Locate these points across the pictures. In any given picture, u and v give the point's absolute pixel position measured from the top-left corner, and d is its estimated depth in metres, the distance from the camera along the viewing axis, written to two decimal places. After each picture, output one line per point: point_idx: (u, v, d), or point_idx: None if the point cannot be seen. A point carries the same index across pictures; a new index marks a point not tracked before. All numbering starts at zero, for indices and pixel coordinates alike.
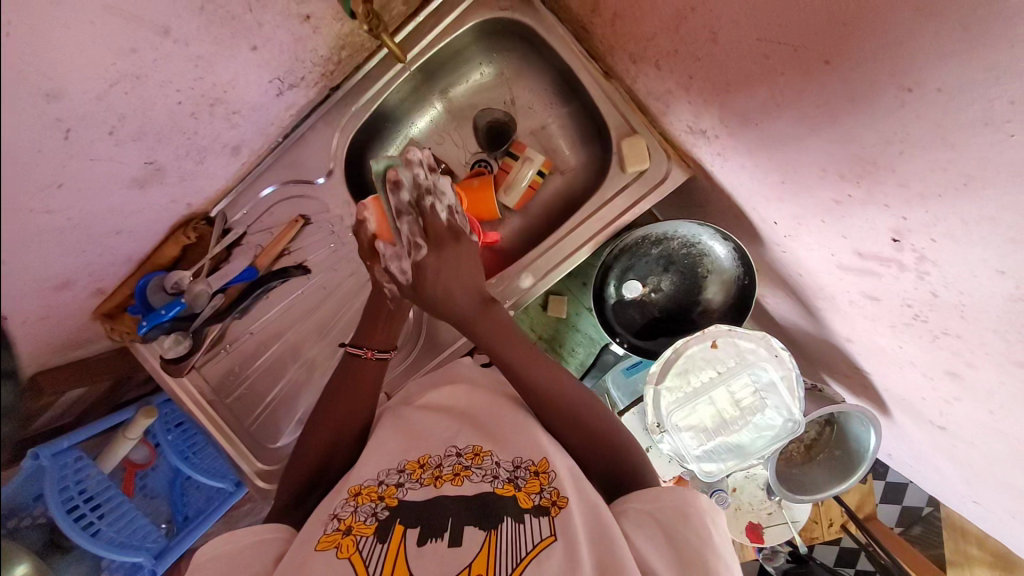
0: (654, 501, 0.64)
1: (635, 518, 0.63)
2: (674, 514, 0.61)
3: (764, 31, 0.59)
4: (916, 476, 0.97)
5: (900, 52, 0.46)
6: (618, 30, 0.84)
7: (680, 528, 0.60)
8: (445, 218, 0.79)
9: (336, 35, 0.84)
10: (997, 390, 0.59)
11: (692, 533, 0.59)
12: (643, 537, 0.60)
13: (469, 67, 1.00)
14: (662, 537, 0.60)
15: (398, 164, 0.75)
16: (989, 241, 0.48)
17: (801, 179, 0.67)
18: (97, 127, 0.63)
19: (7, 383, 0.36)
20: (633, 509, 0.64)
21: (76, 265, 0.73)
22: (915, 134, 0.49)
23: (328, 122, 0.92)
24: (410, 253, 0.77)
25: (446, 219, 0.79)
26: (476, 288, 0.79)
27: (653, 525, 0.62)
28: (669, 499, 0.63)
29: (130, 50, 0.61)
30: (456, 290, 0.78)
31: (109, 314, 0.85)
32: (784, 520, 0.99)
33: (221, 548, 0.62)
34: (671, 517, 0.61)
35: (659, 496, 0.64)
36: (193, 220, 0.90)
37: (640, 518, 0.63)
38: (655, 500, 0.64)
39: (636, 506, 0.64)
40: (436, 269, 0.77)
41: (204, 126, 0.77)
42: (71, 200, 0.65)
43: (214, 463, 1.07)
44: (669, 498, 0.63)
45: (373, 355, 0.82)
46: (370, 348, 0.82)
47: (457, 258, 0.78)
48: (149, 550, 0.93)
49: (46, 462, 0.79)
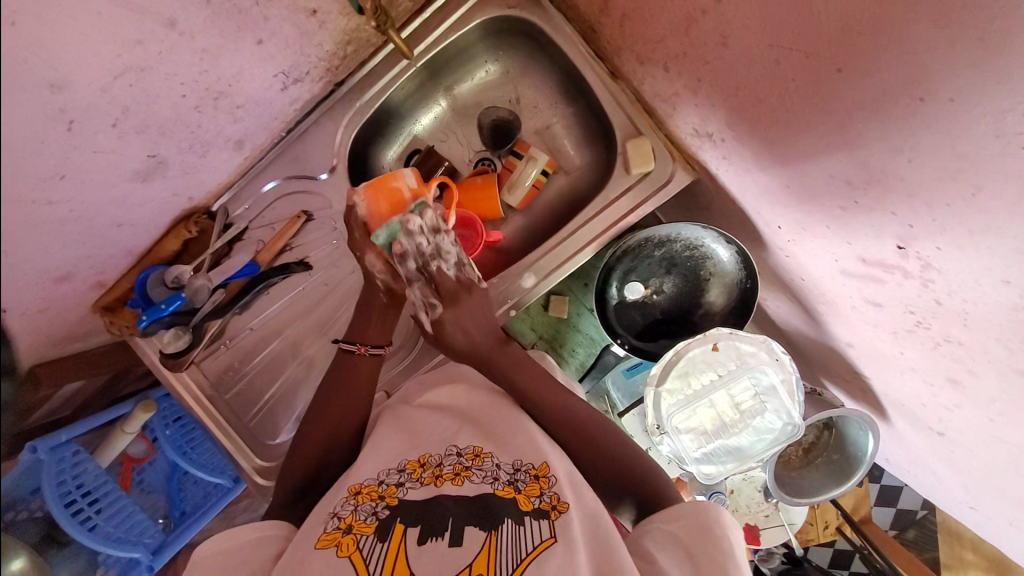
0: (676, 518, 0.63)
1: (660, 537, 0.63)
2: (694, 530, 0.61)
3: (775, 36, 0.59)
4: (913, 481, 0.97)
5: (913, 60, 0.46)
6: (625, 30, 0.84)
7: (703, 545, 0.59)
8: (454, 275, 0.78)
9: (341, 30, 0.84)
10: (999, 398, 0.60)
11: (713, 550, 0.59)
12: (667, 556, 0.60)
13: (474, 65, 0.99)
14: (685, 556, 0.60)
15: (398, 236, 0.74)
16: (995, 250, 0.48)
17: (808, 185, 0.67)
18: (100, 119, 0.62)
19: (12, 380, 0.36)
20: (658, 527, 0.64)
21: (77, 257, 0.72)
22: (925, 143, 0.49)
23: (332, 117, 0.92)
24: (426, 310, 0.79)
25: (454, 277, 0.78)
26: (492, 326, 0.81)
27: (677, 544, 0.61)
28: (690, 516, 0.62)
29: (135, 42, 0.60)
30: (473, 332, 0.80)
31: (108, 307, 0.84)
32: (781, 522, 1.00)
33: (220, 545, 0.61)
34: (692, 534, 0.61)
35: (680, 513, 0.63)
36: (195, 214, 0.89)
37: (664, 537, 0.63)
38: (677, 517, 0.63)
39: (661, 525, 0.64)
40: (454, 322, 0.79)
41: (207, 120, 0.77)
42: (73, 193, 0.65)
43: (212, 458, 1.06)
44: (690, 514, 0.63)
45: (367, 351, 0.81)
46: (363, 345, 0.81)
47: (472, 310, 0.80)
48: (147, 546, 0.93)
49: (43, 455, 0.80)
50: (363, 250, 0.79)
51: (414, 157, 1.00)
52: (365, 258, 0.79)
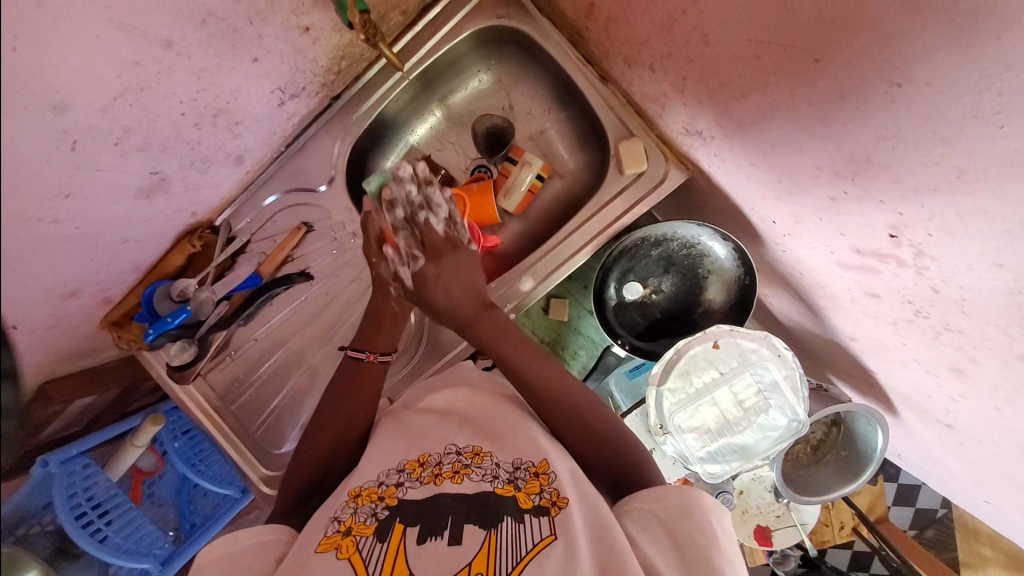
0: (658, 501, 0.63)
1: (638, 518, 0.63)
2: (678, 513, 0.61)
3: (754, 31, 0.59)
4: (927, 477, 0.95)
5: (886, 45, 0.46)
6: (612, 34, 0.85)
7: (685, 527, 0.59)
8: (442, 230, 0.82)
9: (335, 46, 0.86)
10: (1002, 385, 0.59)
11: (696, 532, 0.59)
12: (646, 537, 0.60)
13: (467, 75, 1.01)
14: (666, 537, 0.60)
15: (388, 181, 0.81)
16: (985, 233, 0.48)
17: (797, 177, 0.67)
18: (102, 138, 0.65)
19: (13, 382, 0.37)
20: (636, 509, 0.64)
21: (84, 273, 0.74)
22: (906, 127, 0.49)
23: (329, 131, 0.93)
24: (409, 263, 0.80)
25: (443, 233, 0.82)
26: (476, 292, 0.81)
27: (657, 525, 0.61)
28: (673, 498, 0.62)
29: (134, 63, 0.63)
30: (456, 291, 0.79)
31: (117, 322, 0.87)
32: (794, 522, 0.99)
33: (223, 550, 0.62)
34: (675, 517, 0.61)
35: (663, 496, 0.63)
36: (199, 229, 0.91)
37: (643, 518, 0.62)
38: (659, 500, 0.63)
39: (639, 506, 0.64)
40: (437, 279, 0.79)
41: (207, 137, 0.79)
42: (79, 210, 0.67)
43: (220, 469, 1.09)
44: (673, 497, 0.63)
45: (375, 359, 0.82)
46: (372, 352, 0.82)
47: (456, 264, 0.81)
48: (157, 556, 0.94)
49: (54, 468, 0.81)
50: (377, 254, 0.82)
51: (411, 166, 1.02)
52: (379, 261, 0.82)
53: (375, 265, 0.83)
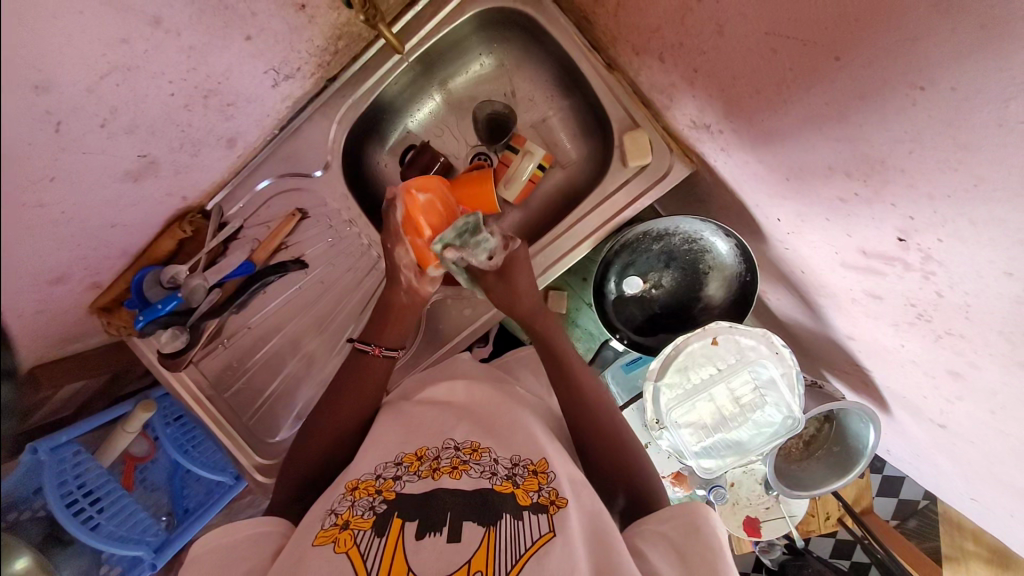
0: (667, 520, 0.63)
1: (649, 538, 0.63)
2: (684, 530, 0.61)
3: (771, 24, 0.58)
4: (914, 473, 0.97)
5: (908, 47, 0.45)
6: (621, 20, 0.83)
7: (694, 544, 0.60)
8: (503, 248, 0.82)
9: (332, 25, 0.83)
10: (1000, 390, 0.58)
11: (703, 549, 0.59)
12: (656, 554, 0.60)
13: (468, 58, 0.99)
14: (675, 554, 0.60)
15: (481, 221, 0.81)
16: (997, 241, 0.47)
17: (807, 177, 0.66)
18: (88, 120, 0.61)
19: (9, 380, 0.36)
20: (647, 529, 0.64)
21: (71, 259, 0.72)
22: (927, 133, 0.48)
23: (324, 114, 0.90)
24: (505, 244, 0.82)
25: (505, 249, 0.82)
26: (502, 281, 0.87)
27: (665, 544, 0.61)
28: (681, 516, 0.62)
29: (120, 40, 0.59)
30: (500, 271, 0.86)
31: (106, 308, 0.85)
32: (782, 514, 1.00)
33: (215, 542, 0.61)
34: (683, 534, 0.61)
35: (670, 515, 0.64)
36: (189, 213, 0.89)
37: (654, 538, 0.63)
38: (667, 518, 0.63)
39: (651, 527, 0.64)
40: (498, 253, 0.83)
41: (198, 119, 0.76)
42: (62, 194, 0.64)
43: (213, 455, 1.06)
44: (680, 515, 0.63)
45: (381, 353, 0.81)
46: (378, 346, 0.81)
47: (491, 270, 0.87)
48: (150, 543, 0.92)
49: (42, 456, 0.81)
50: (394, 244, 0.81)
51: (409, 152, 0.99)
52: (395, 251, 0.80)
53: (391, 252, 0.81)
